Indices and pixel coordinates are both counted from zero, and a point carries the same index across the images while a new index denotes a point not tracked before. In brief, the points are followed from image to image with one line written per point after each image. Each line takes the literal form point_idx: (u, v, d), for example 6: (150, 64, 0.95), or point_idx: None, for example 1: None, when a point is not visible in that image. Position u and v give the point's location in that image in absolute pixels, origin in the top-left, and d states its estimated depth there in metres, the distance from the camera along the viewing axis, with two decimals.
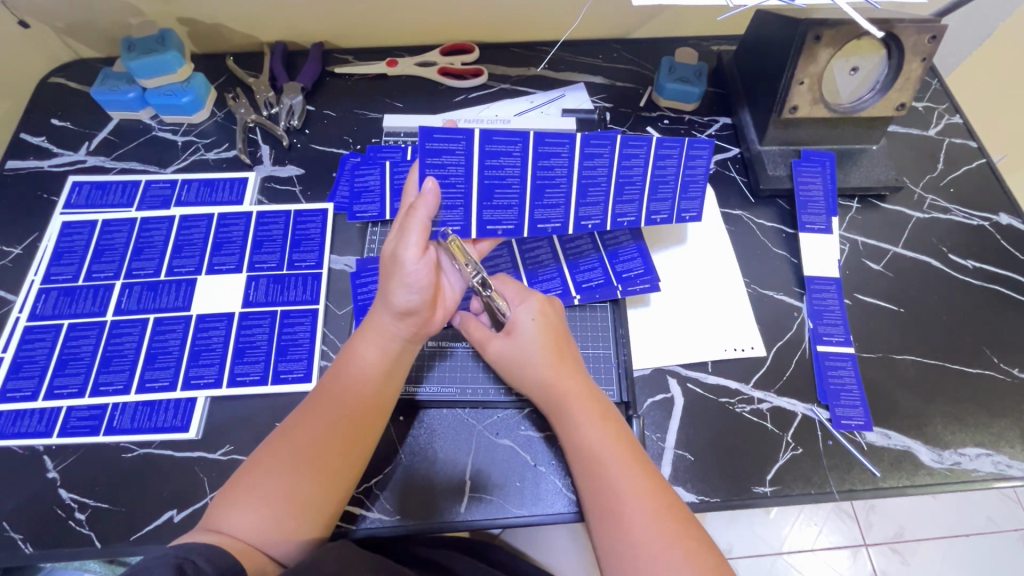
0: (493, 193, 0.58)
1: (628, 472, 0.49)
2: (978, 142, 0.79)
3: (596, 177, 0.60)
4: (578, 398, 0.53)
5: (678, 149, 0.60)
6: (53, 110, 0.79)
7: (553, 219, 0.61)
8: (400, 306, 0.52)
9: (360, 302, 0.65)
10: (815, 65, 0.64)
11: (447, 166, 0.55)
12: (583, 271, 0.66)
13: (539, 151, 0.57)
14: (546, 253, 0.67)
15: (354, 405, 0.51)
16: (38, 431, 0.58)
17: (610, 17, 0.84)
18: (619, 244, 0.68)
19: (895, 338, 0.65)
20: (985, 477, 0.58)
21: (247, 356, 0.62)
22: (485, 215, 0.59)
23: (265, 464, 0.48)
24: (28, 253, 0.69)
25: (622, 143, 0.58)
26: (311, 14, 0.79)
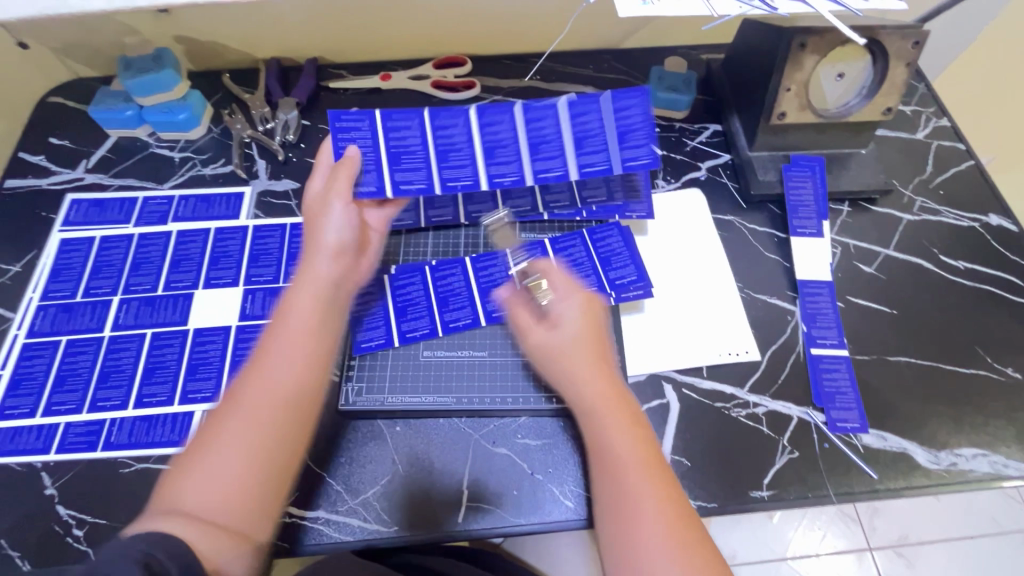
0: (448, 156, 0.62)
1: (642, 478, 0.48)
2: (966, 144, 0.80)
3: (543, 135, 0.63)
4: (605, 400, 0.53)
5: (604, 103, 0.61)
6: (52, 128, 0.80)
7: (509, 175, 0.63)
8: (325, 252, 0.55)
9: (355, 312, 0.65)
10: (802, 71, 0.65)
11: (407, 138, 0.62)
12: (577, 279, 0.67)
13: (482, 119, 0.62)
14: (540, 262, 0.68)
15: (294, 366, 0.49)
16: (36, 447, 0.58)
17: (600, 28, 0.85)
18: (613, 252, 0.68)
19: (889, 340, 0.66)
20: (981, 477, 0.58)
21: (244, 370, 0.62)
22: (445, 175, 0.62)
23: (219, 442, 0.45)
24: (26, 271, 0.69)
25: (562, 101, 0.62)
26: (305, 30, 0.81)
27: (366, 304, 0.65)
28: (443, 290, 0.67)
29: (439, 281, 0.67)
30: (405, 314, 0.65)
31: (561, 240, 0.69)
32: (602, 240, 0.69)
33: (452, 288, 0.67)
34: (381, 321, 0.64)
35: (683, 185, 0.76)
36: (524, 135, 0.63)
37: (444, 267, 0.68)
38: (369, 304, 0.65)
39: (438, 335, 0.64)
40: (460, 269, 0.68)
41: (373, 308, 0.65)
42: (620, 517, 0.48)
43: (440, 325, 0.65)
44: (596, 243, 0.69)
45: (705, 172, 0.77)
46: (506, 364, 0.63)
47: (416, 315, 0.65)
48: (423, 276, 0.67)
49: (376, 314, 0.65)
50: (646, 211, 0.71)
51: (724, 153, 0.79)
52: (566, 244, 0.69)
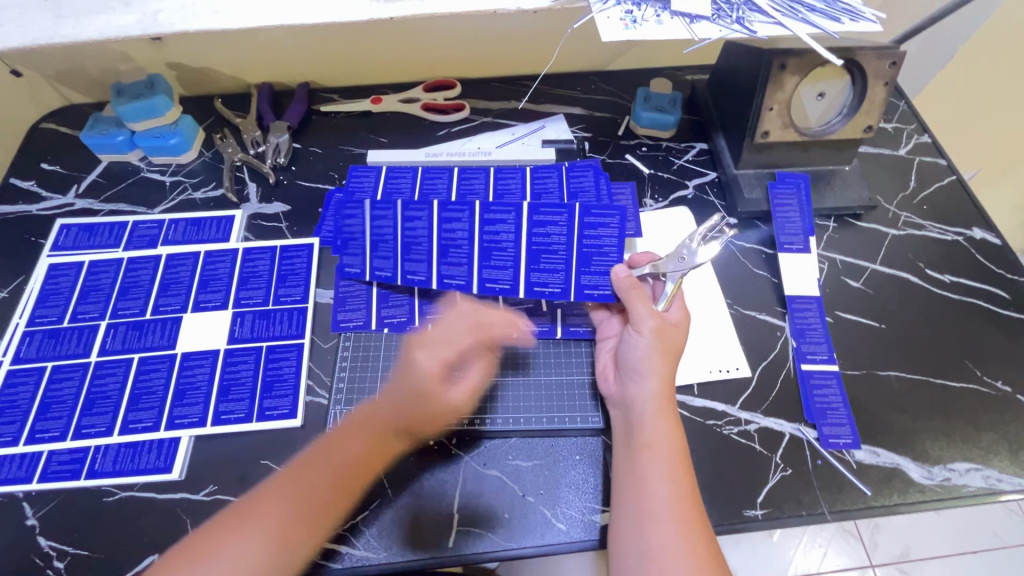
0: (411, 248, 0.65)
1: (673, 484, 0.50)
2: (947, 159, 0.82)
3: (497, 240, 0.64)
4: (658, 401, 0.55)
5: (564, 217, 0.63)
6: (43, 154, 0.80)
7: (458, 276, 0.65)
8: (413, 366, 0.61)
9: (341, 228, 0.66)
10: (783, 91, 0.67)
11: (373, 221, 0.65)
12: (542, 270, 0.64)
13: (443, 216, 0.64)
14: (508, 234, 0.63)
15: (342, 466, 0.55)
16: (18, 477, 0.57)
17: (587, 51, 0.87)
18: (602, 248, 0.63)
19: (879, 355, 0.66)
20: (975, 493, 0.58)
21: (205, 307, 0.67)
22: (408, 266, 0.65)
23: (251, 517, 0.51)
24: (13, 296, 0.69)
25: (525, 211, 0.63)
26: (297, 56, 0.82)
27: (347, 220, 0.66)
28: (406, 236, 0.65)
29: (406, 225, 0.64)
30: (376, 248, 0.66)
31: (542, 215, 0.63)
32: (591, 234, 0.63)
33: (415, 236, 0.64)
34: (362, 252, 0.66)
35: (671, 204, 0.77)
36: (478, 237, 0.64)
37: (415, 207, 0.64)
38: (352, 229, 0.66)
39: (370, 328, 0.66)
40: (423, 213, 0.64)
41: (352, 231, 0.66)
42: (647, 515, 0.49)
43: (374, 317, 0.67)
44: (582, 234, 0.63)
45: (693, 191, 0.78)
46: (494, 385, 0.63)
47: (383, 254, 0.66)
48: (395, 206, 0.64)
49: (354, 238, 0.66)
50: (635, 230, 0.72)
51: (711, 171, 0.80)
52: (546, 219, 0.63)
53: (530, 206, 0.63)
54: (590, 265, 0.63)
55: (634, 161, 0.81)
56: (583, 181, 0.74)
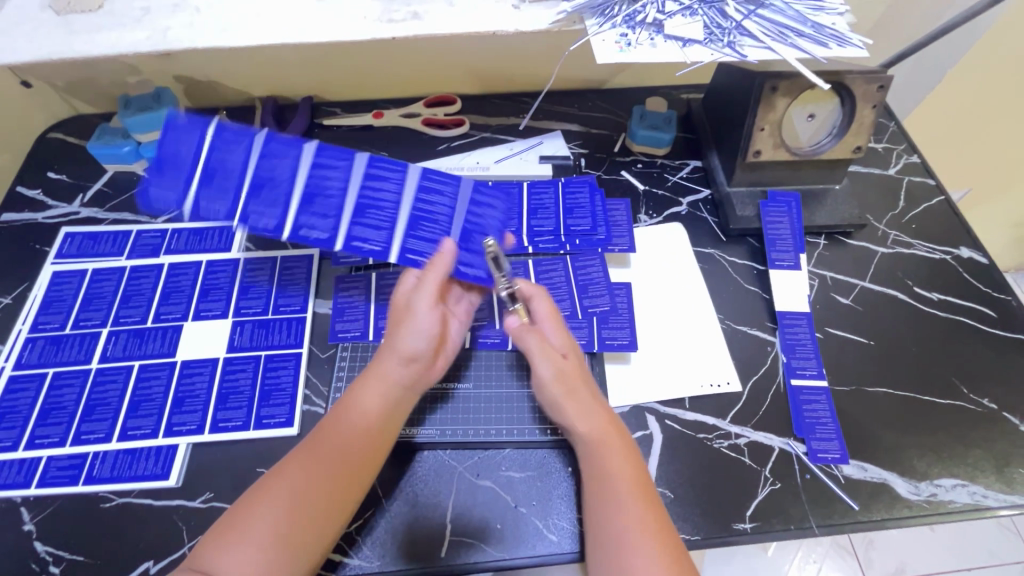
0: (366, 211, 0.59)
1: (639, 507, 0.50)
2: (936, 179, 0.84)
3: (378, 200, 0.59)
4: (599, 430, 0.55)
5: (451, 187, 0.62)
6: (50, 163, 0.82)
7: (373, 241, 0.59)
8: (405, 351, 0.56)
9: (210, 163, 0.55)
10: (774, 112, 0.68)
11: (328, 180, 0.57)
12: (421, 239, 0.60)
13: (370, 172, 0.59)
14: (390, 195, 0.59)
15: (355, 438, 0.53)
16: (16, 482, 0.57)
17: (585, 69, 0.89)
18: (482, 226, 0.62)
19: (868, 371, 0.67)
20: (962, 509, 0.59)
21: (156, 198, 0.54)
22: (409, 243, 0.60)
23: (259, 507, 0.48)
24: (17, 303, 0.70)
25: (460, 188, 0.62)
26: (301, 71, 0.84)
27: (177, 146, 0.54)
28: (310, 185, 0.57)
29: (313, 174, 0.57)
30: (259, 193, 0.56)
31: (431, 182, 0.61)
32: (475, 212, 0.62)
33: (323, 188, 0.57)
34: (178, 179, 0.54)
35: (665, 220, 0.79)
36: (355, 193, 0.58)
37: (328, 157, 0.57)
38: (174, 150, 0.54)
39: (368, 341, 0.67)
40: (294, 156, 0.56)
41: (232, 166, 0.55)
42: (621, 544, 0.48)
43: (372, 329, 0.67)
44: (467, 212, 0.62)
45: (686, 208, 0.80)
46: (489, 398, 0.64)
47: (270, 201, 0.56)
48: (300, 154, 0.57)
49: (231, 176, 0.55)
50: (629, 245, 0.74)
51: (705, 189, 0.82)
52: (548, 268, 0.71)
53: (423, 169, 0.61)
54: (470, 243, 0.62)
55: (629, 178, 0.82)
56: (579, 197, 0.76)
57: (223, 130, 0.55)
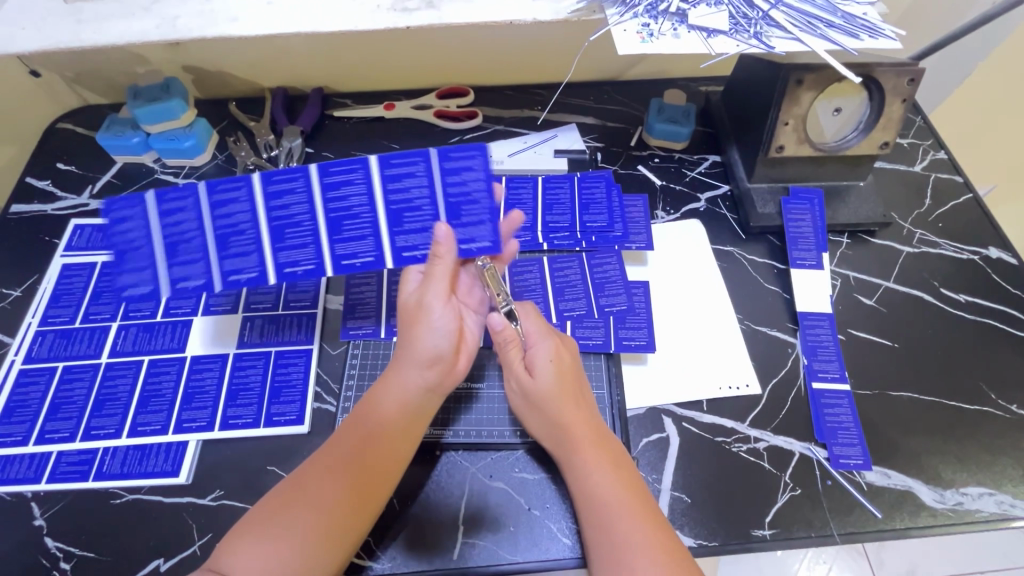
0: (342, 226, 0.57)
1: (634, 519, 0.49)
2: (963, 176, 0.81)
3: (349, 208, 0.56)
4: (581, 444, 0.53)
5: (421, 165, 0.56)
6: (59, 154, 0.81)
7: (362, 253, 0.58)
8: (425, 355, 0.54)
9: (167, 240, 0.57)
10: (799, 106, 0.66)
11: (291, 206, 0.56)
12: (409, 232, 0.57)
13: (325, 183, 0.56)
14: (360, 199, 0.56)
15: (374, 444, 0.52)
16: (27, 477, 0.57)
17: (601, 60, 0.87)
18: (469, 197, 0.57)
19: (892, 374, 0.65)
20: (989, 518, 0.57)
21: (132, 280, 0.58)
22: (399, 241, 0.57)
23: (279, 513, 0.47)
24: (26, 295, 0.69)
25: (431, 159, 0.56)
26: (313, 61, 0.82)
27: (129, 235, 0.56)
28: (277, 219, 0.57)
29: (274, 208, 0.56)
30: (227, 245, 0.57)
31: (396, 168, 0.56)
32: (456, 182, 0.56)
33: (292, 216, 0.56)
34: (144, 262, 0.57)
35: (682, 216, 0.77)
36: (324, 213, 0.56)
37: (281, 182, 0.56)
38: (127, 235, 0.57)
39: (380, 338, 0.66)
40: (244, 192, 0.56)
41: (190, 235, 0.57)
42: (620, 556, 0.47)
43: (384, 326, 0.66)
44: (445, 186, 0.56)
45: (705, 204, 0.78)
46: (504, 397, 0.63)
47: (241, 250, 0.57)
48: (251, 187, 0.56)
49: (194, 243, 0.57)
50: (646, 243, 0.72)
51: (723, 184, 0.79)
52: (564, 265, 0.70)
53: (438, 152, 0.55)
54: (465, 217, 0.57)
55: (646, 172, 0.80)
56: (595, 193, 0.74)
57: (158, 207, 0.56)
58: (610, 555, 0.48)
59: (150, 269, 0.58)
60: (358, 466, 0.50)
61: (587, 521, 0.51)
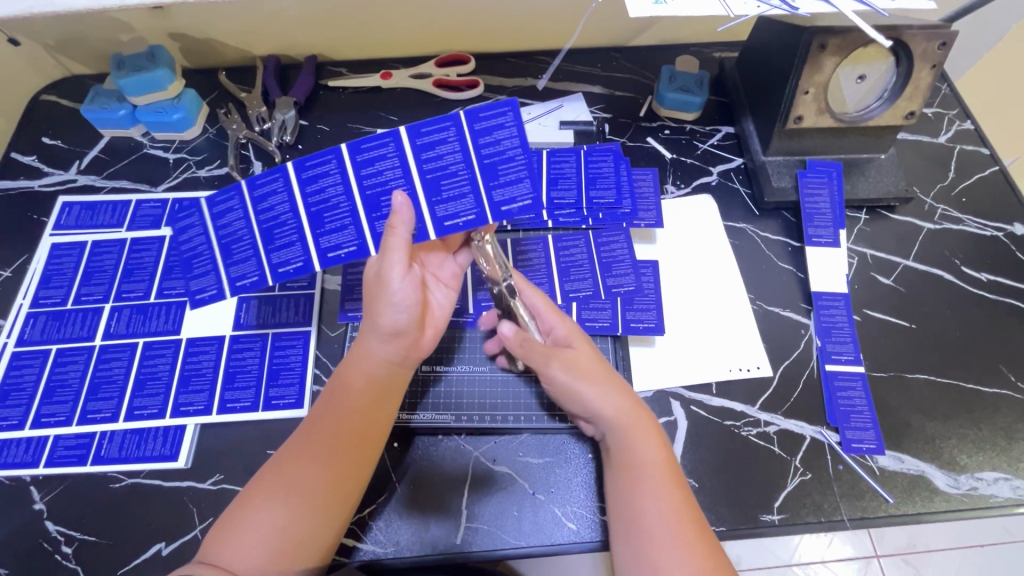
0: (381, 203, 0.54)
1: (668, 496, 0.48)
2: (990, 148, 0.77)
3: (384, 182, 0.54)
4: (625, 417, 0.51)
5: (452, 130, 0.53)
6: (44, 128, 0.78)
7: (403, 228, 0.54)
8: (389, 327, 0.52)
9: (221, 240, 0.56)
10: (821, 73, 0.62)
11: (326, 188, 0.53)
12: (448, 201, 0.54)
13: (358, 161, 0.53)
14: (393, 169, 0.53)
15: (342, 421, 0.50)
16: (25, 461, 0.56)
17: (609, 25, 0.82)
18: (503, 154, 0.53)
19: (908, 356, 0.63)
20: (1003, 503, 0.56)
21: (198, 287, 0.57)
22: (439, 211, 0.54)
23: (256, 501, 0.46)
24: (16, 275, 0.67)
25: (461, 122, 0.53)
26: (305, 27, 0.78)
27: (193, 244, 0.57)
28: (315, 204, 0.54)
29: (312, 193, 0.53)
30: (273, 237, 0.55)
31: (427, 136, 0.53)
32: (489, 142, 0.53)
33: (328, 199, 0.54)
34: (208, 266, 0.57)
35: (694, 191, 0.74)
36: (358, 195, 0.54)
37: (315, 166, 0.53)
38: (192, 244, 0.57)
39: None
40: (282, 182, 0.54)
41: (239, 233, 0.55)
42: (650, 528, 0.46)
43: None
44: (479, 148, 0.53)
45: (717, 177, 0.74)
46: (505, 380, 0.62)
47: (284, 242, 0.55)
48: (286, 177, 0.54)
49: (245, 241, 0.55)
50: (655, 220, 0.69)
51: (737, 157, 0.76)
52: (570, 244, 0.67)
53: (466, 113, 0.53)
54: (504, 178, 0.53)
55: (656, 145, 0.77)
56: (602, 166, 0.70)
57: (210, 210, 0.55)
58: (643, 522, 0.47)
59: (212, 274, 0.57)
60: (331, 447, 0.49)
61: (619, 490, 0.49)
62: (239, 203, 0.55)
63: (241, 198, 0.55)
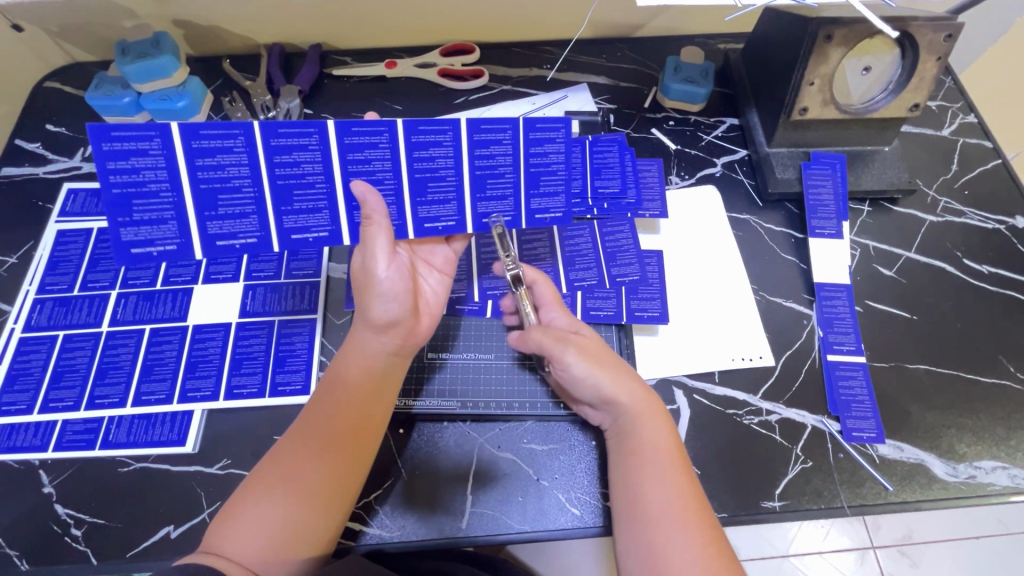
0: (427, 187, 0.54)
1: (688, 490, 0.48)
2: (993, 141, 0.77)
3: (435, 170, 0.53)
4: (644, 409, 0.52)
5: (509, 133, 0.53)
6: (48, 115, 0.78)
7: (445, 217, 0.56)
8: (380, 318, 0.51)
9: (204, 188, 0.50)
10: (827, 65, 0.62)
11: (372, 161, 0.52)
12: (490, 198, 0.56)
13: (411, 142, 0.52)
14: (446, 160, 0.53)
15: (338, 416, 0.50)
16: (33, 445, 0.57)
17: (614, 15, 0.82)
18: (548, 166, 0.55)
19: (908, 346, 0.64)
20: (1000, 491, 0.57)
21: (146, 235, 0.50)
22: (480, 207, 0.56)
23: (259, 495, 0.46)
24: (22, 262, 0.67)
25: (520, 126, 0.53)
26: (309, 16, 0.78)
27: (143, 176, 0.48)
28: (356, 173, 0.52)
29: (353, 161, 0.51)
30: (290, 199, 0.52)
31: (483, 133, 0.53)
32: (538, 152, 0.54)
33: (373, 173, 0.52)
34: (167, 212, 0.50)
35: (698, 182, 0.74)
36: (408, 173, 0.53)
37: (362, 134, 0.50)
38: (143, 179, 0.48)
39: None
40: (315, 139, 0.50)
41: (235, 183, 0.50)
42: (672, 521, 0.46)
43: None
44: (528, 155, 0.55)
45: (721, 169, 0.75)
46: (510, 367, 0.62)
47: (307, 206, 0.52)
48: (322, 134, 0.50)
49: (242, 194, 0.51)
50: (660, 210, 0.69)
51: (741, 149, 0.76)
52: (574, 236, 0.67)
53: (525, 120, 0.53)
54: (541, 188, 0.56)
55: (660, 136, 0.77)
56: (608, 156, 0.69)
57: (191, 146, 0.48)
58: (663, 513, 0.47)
59: (175, 222, 0.51)
60: (329, 437, 0.49)
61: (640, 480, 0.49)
62: (244, 146, 0.49)
63: (249, 140, 0.49)
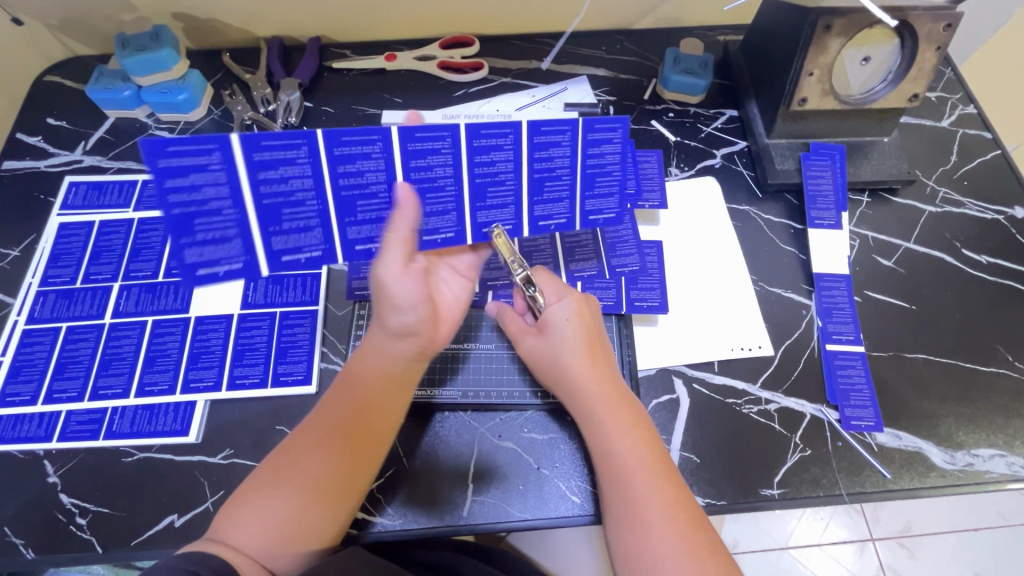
0: (486, 192, 0.55)
1: (660, 487, 0.48)
2: (993, 132, 0.77)
3: (495, 175, 0.54)
4: (608, 402, 0.53)
5: (569, 134, 0.53)
6: (48, 108, 0.78)
7: (502, 220, 0.57)
8: (396, 327, 0.53)
9: (267, 203, 0.50)
10: (826, 55, 0.62)
11: (434, 167, 0.52)
12: (547, 202, 0.57)
13: (473, 146, 0.52)
14: (507, 164, 0.54)
15: (356, 414, 0.51)
16: (38, 435, 0.57)
17: (614, 7, 0.82)
18: (606, 169, 0.56)
19: (907, 336, 0.64)
20: (997, 479, 0.57)
21: (210, 256, 0.50)
22: (537, 210, 0.57)
23: (269, 487, 0.47)
24: (25, 255, 0.68)
25: (579, 126, 0.53)
26: (308, 9, 0.78)
27: (204, 195, 0.48)
28: (419, 180, 0.52)
29: (416, 168, 0.52)
30: (354, 210, 0.52)
31: (544, 135, 0.53)
32: (596, 153, 0.55)
33: (434, 180, 0.53)
34: (230, 230, 0.50)
35: (697, 173, 0.74)
36: (469, 178, 0.54)
37: (424, 140, 0.50)
38: (204, 197, 0.48)
39: None
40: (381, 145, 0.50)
41: (299, 196, 0.50)
42: (642, 514, 0.47)
43: None
44: (586, 157, 0.55)
45: (721, 160, 0.75)
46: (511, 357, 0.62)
47: (369, 215, 0.53)
48: (385, 141, 0.50)
49: (306, 207, 0.51)
50: (660, 201, 0.70)
51: (740, 140, 0.76)
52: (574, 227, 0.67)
53: (585, 121, 0.53)
54: (597, 190, 0.57)
55: (659, 127, 0.77)
56: None
57: (252, 159, 0.47)
58: (631, 506, 0.47)
59: (238, 239, 0.51)
60: (346, 435, 0.50)
61: (603, 477, 0.50)
62: (307, 157, 0.49)
63: (312, 150, 0.49)
